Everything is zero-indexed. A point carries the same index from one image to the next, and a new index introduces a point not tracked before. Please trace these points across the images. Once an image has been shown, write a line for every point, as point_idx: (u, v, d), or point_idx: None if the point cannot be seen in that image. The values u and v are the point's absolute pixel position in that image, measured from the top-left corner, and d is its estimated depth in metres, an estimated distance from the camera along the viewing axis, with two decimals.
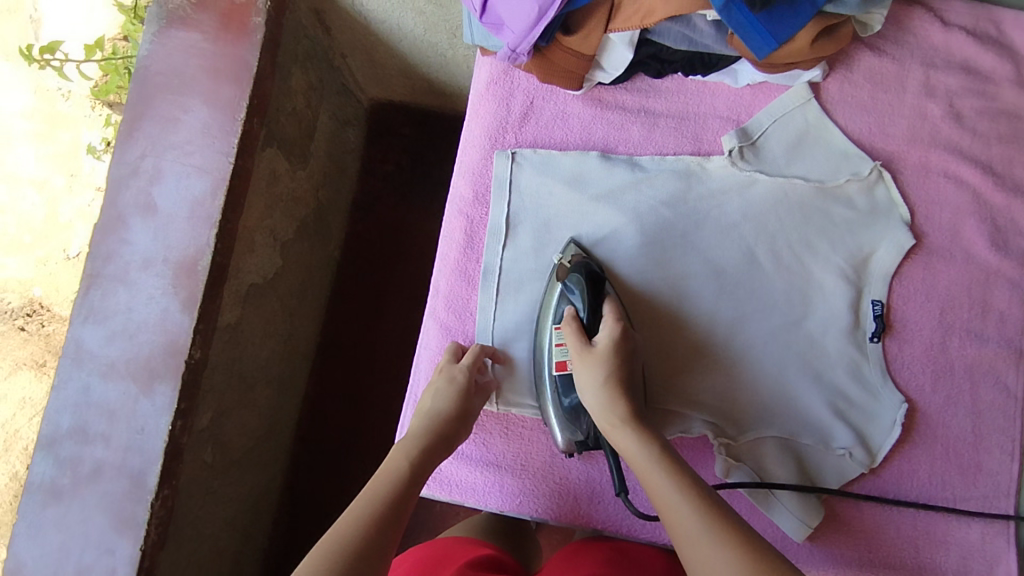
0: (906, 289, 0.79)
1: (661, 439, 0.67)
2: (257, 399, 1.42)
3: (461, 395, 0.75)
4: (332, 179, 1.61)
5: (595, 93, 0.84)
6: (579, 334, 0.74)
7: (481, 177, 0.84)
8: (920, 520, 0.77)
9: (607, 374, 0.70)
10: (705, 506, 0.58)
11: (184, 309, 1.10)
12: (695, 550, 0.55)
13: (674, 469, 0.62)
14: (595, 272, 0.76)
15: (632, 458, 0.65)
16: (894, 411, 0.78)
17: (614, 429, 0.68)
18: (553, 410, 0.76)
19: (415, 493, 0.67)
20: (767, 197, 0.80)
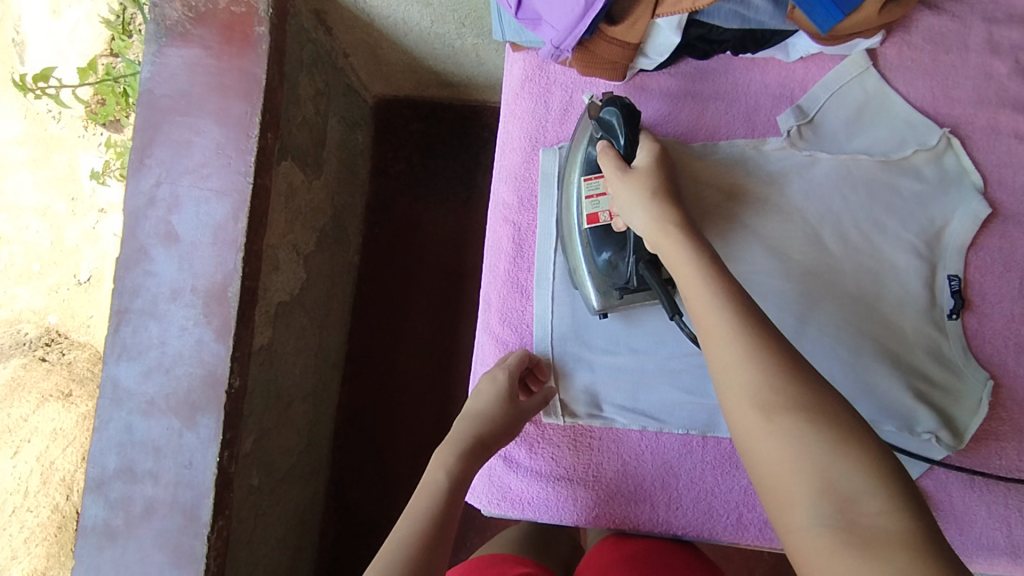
0: (983, 261, 0.75)
1: (707, 245, 0.60)
2: (294, 417, 1.40)
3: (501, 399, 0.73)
4: (346, 183, 1.57)
5: (637, 81, 0.79)
6: (617, 161, 0.68)
7: (524, 181, 0.80)
8: (1013, 499, 0.73)
9: (653, 192, 0.64)
10: (757, 328, 0.51)
11: (218, 338, 1.07)
12: (723, 361, 0.51)
13: (721, 279, 0.55)
14: (630, 107, 0.70)
15: (673, 260, 0.59)
16: (978, 390, 0.73)
17: (664, 235, 0.61)
18: (587, 270, 0.72)
19: (456, 505, 0.66)
20: (831, 176, 0.76)
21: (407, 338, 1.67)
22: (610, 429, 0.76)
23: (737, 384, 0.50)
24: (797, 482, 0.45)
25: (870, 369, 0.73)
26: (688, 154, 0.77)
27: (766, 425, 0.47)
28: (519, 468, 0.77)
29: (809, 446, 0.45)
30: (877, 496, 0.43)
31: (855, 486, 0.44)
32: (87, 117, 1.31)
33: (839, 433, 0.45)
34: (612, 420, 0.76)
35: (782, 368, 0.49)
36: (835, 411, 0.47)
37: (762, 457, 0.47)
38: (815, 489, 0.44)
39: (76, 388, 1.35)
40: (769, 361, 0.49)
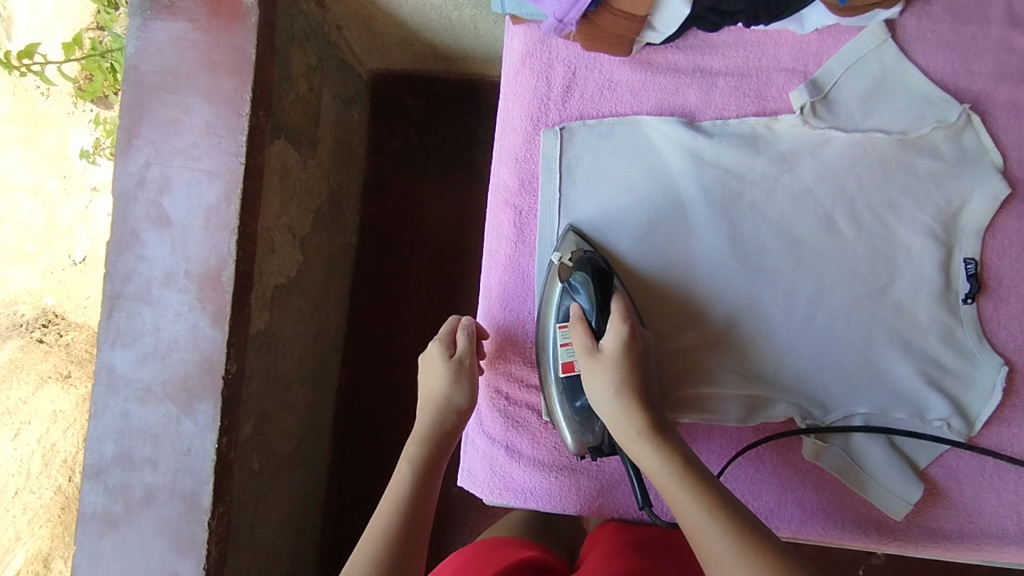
0: (1000, 243, 0.72)
1: (683, 450, 0.61)
2: (294, 400, 1.39)
3: (455, 381, 0.72)
4: (341, 162, 1.53)
5: (643, 56, 0.76)
6: (586, 337, 0.68)
7: (525, 163, 0.76)
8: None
9: (619, 380, 0.65)
10: (738, 530, 0.54)
11: (214, 323, 1.05)
12: (725, 574, 0.53)
13: (701, 489, 0.57)
14: (602, 269, 0.71)
15: (656, 476, 0.60)
16: (992, 375, 0.71)
17: (633, 445, 0.63)
18: (562, 415, 0.71)
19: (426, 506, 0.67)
20: (845, 155, 0.73)
21: (407, 320, 1.65)
22: None
23: None
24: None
25: (879, 353, 0.72)
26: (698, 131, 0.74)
27: None
28: (522, 458, 0.75)
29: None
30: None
31: None
32: (76, 93, 1.27)
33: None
34: None
35: (781, 573, 0.51)
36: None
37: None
38: None
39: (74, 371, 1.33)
40: (767, 571, 0.51)
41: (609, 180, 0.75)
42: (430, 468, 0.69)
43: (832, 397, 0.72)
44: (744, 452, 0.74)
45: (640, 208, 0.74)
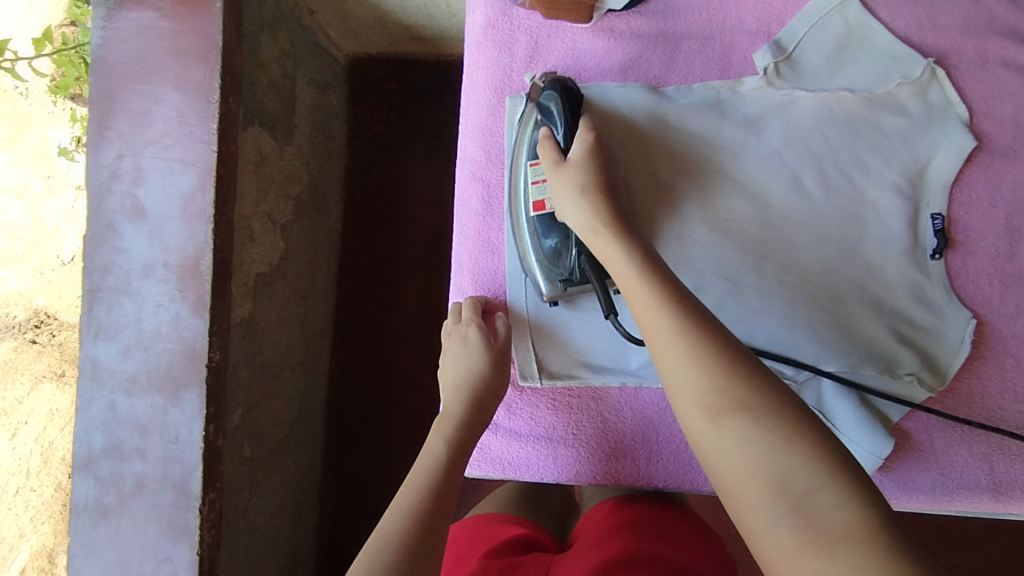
0: (968, 197, 0.72)
1: (645, 248, 0.61)
2: (283, 388, 1.40)
3: (495, 367, 0.73)
4: (321, 149, 1.52)
5: (606, 23, 0.75)
6: (553, 152, 0.69)
7: (491, 136, 0.76)
8: (994, 436, 0.72)
9: (583, 183, 0.66)
10: (690, 318, 0.53)
11: (195, 313, 1.05)
12: (667, 353, 0.53)
13: (656, 278, 0.57)
14: (572, 89, 0.70)
15: (614, 268, 0.61)
16: (961, 329, 0.72)
17: (596, 236, 0.64)
18: (535, 259, 0.72)
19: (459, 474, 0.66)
20: (811, 115, 0.73)
21: (395, 304, 1.66)
22: (589, 386, 0.76)
23: (681, 382, 0.51)
24: (749, 493, 0.46)
25: (850, 312, 0.72)
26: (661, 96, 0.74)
27: (715, 428, 0.48)
28: (498, 430, 0.77)
29: (756, 441, 0.46)
30: (827, 489, 0.43)
31: (807, 482, 0.44)
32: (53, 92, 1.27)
33: (784, 432, 0.46)
34: (591, 377, 0.75)
35: (727, 363, 0.50)
36: (780, 407, 0.47)
37: (715, 457, 0.48)
38: (766, 489, 0.45)
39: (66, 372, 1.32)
40: (710, 356, 0.50)
41: None
42: (463, 444, 0.69)
43: (804, 357, 0.72)
44: None
45: None
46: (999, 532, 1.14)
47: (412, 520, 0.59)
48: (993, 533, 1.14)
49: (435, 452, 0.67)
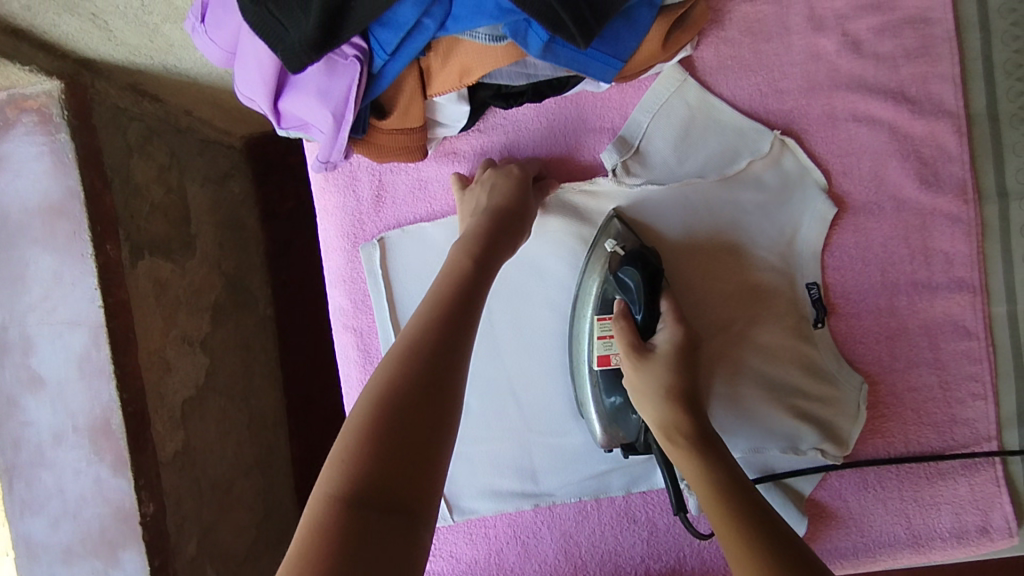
0: (840, 260, 0.71)
1: (727, 460, 0.59)
2: (243, 498, 1.35)
3: (528, 208, 0.66)
4: (232, 243, 1.43)
5: (446, 146, 0.72)
6: (631, 336, 0.65)
7: (354, 283, 0.73)
8: (906, 489, 0.72)
9: (665, 386, 0.63)
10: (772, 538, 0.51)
11: (116, 472, 1.02)
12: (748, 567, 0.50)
13: (735, 493, 0.55)
14: (654, 266, 0.66)
15: (693, 478, 0.58)
16: (855, 396, 0.71)
17: (673, 442, 0.61)
18: (594, 408, 0.70)
19: (482, 290, 0.59)
20: (670, 207, 0.70)
21: None
22: (503, 514, 0.74)
23: None
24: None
25: (743, 397, 0.71)
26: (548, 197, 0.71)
27: None
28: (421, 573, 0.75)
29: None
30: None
31: None
32: None
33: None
34: (501, 505, 0.74)
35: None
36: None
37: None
38: None
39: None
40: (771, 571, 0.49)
41: None
42: (477, 268, 0.60)
43: None
44: (635, 517, 0.74)
45: None
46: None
47: (423, 354, 0.51)
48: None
49: (446, 282, 0.58)
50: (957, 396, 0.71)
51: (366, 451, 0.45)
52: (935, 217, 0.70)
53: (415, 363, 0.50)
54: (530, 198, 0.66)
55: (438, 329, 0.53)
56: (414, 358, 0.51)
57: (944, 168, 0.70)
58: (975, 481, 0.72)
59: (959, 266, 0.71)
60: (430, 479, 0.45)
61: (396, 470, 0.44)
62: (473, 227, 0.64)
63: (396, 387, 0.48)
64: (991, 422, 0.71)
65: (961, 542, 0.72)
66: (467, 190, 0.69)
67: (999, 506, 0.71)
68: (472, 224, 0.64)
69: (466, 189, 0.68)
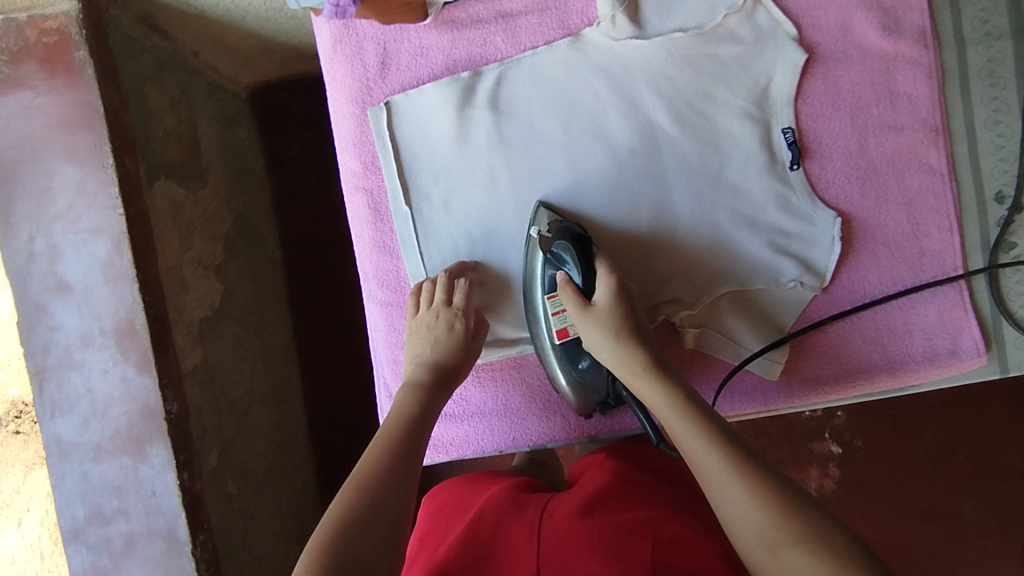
0: (812, 107, 0.77)
1: (682, 385, 0.64)
2: (258, 421, 1.40)
3: (466, 361, 0.74)
4: (239, 183, 1.49)
5: (445, 16, 0.77)
6: (577, 297, 0.71)
7: (364, 146, 0.79)
8: (881, 318, 0.78)
9: (613, 328, 0.69)
10: (737, 461, 0.56)
11: (141, 371, 1.02)
12: (721, 490, 0.56)
13: (700, 418, 0.60)
14: (579, 232, 0.73)
15: (658, 407, 0.64)
16: (830, 229, 0.77)
17: (636, 378, 0.66)
18: (561, 376, 0.76)
19: (424, 436, 0.67)
20: (652, 58, 0.77)
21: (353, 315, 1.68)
22: (508, 358, 0.81)
23: (744, 523, 0.54)
24: None
25: (729, 235, 0.78)
26: (500, 291, 0.80)
27: (775, 560, 0.52)
28: None
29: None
30: None
31: None
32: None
33: (842, 561, 0.49)
34: (506, 347, 0.80)
35: (776, 505, 0.53)
36: (828, 533, 0.51)
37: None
38: None
39: (22, 483, 1.11)
40: (767, 503, 0.53)
41: (443, 141, 0.78)
42: (422, 411, 0.69)
43: (695, 285, 0.79)
44: None
45: (475, 169, 0.78)
46: (954, 398, 1.18)
47: (371, 486, 0.58)
48: (950, 400, 1.18)
49: (394, 426, 0.67)
50: (924, 230, 0.77)
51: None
52: (898, 62, 0.76)
53: (369, 490, 0.58)
54: (471, 353, 0.75)
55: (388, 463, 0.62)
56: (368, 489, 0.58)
57: (905, 17, 0.76)
58: (944, 306, 0.77)
59: (922, 108, 0.77)
60: None
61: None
62: (416, 378, 0.72)
63: (351, 517, 0.55)
64: (956, 252, 0.77)
65: (934, 364, 0.78)
66: (418, 321, 0.75)
67: (966, 329, 0.77)
68: (416, 373, 0.73)
69: (416, 314, 0.76)
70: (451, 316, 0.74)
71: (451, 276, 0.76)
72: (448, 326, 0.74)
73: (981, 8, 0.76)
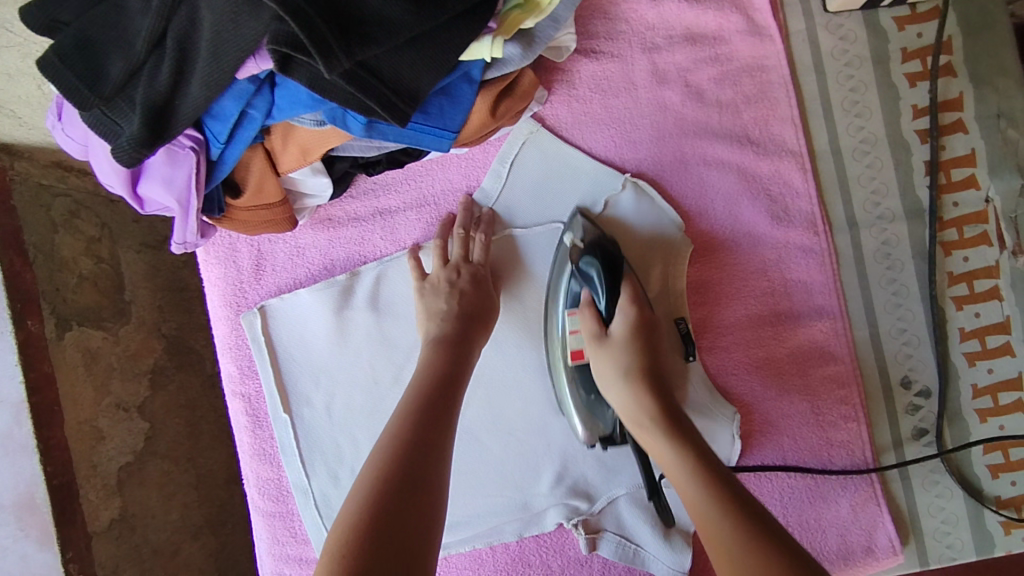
0: (704, 296, 0.74)
1: (697, 439, 0.57)
2: (236, 560, 1.05)
3: (492, 310, 0.70)
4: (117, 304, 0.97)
5: (321, 215, 0.75)
6: (596, 327, 0.66)
7: (240, 351, 0.75)
8: (790, 514, 0.74)
9: (624, 367, 0.63)
10: (732, 512, 0.50)
11: (43, 547, 0.80)
12: (709, 543, 0.50)
13: (704, 471, 0.54)
14: (613, 256, 0.67)
15: (665, 463, 0.58)
16: (728, 425, 0.73)
17: (646, 435, 0.60)
18: (572, 401, 0.69)
19: (455, 398, 0.61)
20: (534, 251, 0.74)
21: None
22: None
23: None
24: None
25: None
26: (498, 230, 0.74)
27: None
28: None
29: None
30: None
31: None
32: None
33: None
34: None
35: (764, 558, 0.45)
36: None
37: None
38: None
39: None
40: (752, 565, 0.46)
41: (323, 344, 0.75)
42: (453, 370, 0.63)
43: (594, 485, 0.75)
44: (528, 561, 0.75)
45: (357, 371, 0.75)
46: None
47: (405, 450, 0.54)
48: None
49: (422, 388, 0.61)
50: (829, 419, 0.74)
51: (364, 530, 0.47)
52: (789, 250, 0.74)
53: (404, 448, 0.54)
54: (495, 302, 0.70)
55: (414, 424, 0.56)
56: (400, 449, 0.54)
57: (793, 203, 0.74)
58: (857, 500, 0.74)
59: (818, 294, 0.74)
60: (427, 549, 0.48)
61: (392, 557, 0.46)
62: (442, 333, 0.66)
63: (380, 476, 0.51)
64: (865, 443, 0.74)
65: (848, 563, 0.73)
66: (427, 283, 0.71)
67: (882, 525, 0.73)
68: (444, 329, 0.66)
69: (426, 281, 0.71)
70: (473, 269, 0.70)
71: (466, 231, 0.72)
72: (473, 281, 0.69)
73: (872, 190, 0.75)
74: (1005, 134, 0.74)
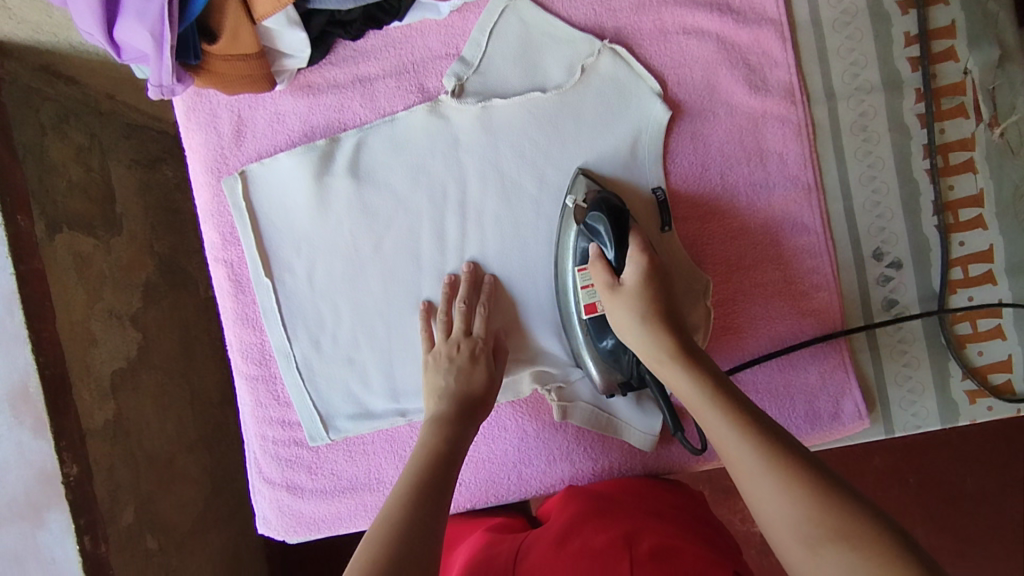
0: (681, 166, 0.75)
1: (716, 372, 0.59)
2: None
3: (491, 391, 0.71)
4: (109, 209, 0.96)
5: (300, 81, 0.75)
6: (608, 276, 0.66)
7: (222, 217, 0.76)
8: (761, 381, 0.76)
9: (640, 308, 0.64)
10: (761, 438, 0.52)
11: (37, 435, 0.78)
12: (746, 480, 0.51)
13: (727, 405, 0.55)
14: (616, 205, 0.67)
15: (688, 398, 0.59)
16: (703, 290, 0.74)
17: (671, 369, 0.61)
18: (587, 353, 0.72)
19: (456, 475, 0.63)
20: (512, 119, 0.74)
21: None
22: (380, 431, 0.78)
23: (771, 513, 0.49)
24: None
25: None
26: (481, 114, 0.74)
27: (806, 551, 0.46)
28: (304, 492, 0.78)
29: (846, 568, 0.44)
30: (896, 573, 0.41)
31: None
32: None
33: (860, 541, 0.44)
34: (370, 422, 0.77)
35: (801, 483, 0.48)
36: (850, 509, 0.46)
37: None
38: None
39: None
40: (793, 491, 0.48)
41: (303, 210, 0.76)
42: (449, 450, 0.64)
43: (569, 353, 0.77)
44: (505, 425, 0.78)
45: (337, 237, 0.76)
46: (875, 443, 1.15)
47: (409, 519, 0.54)
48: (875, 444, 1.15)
49: (423, 464, 0.62)
50: (801, 288, 0.75)
51: None
52: (766, 119, 0.74)
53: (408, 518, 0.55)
54: (496, 381, 0.71)
55: (420, 497, 0.57)
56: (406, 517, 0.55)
57: (772, 74, 0.74)
58: (825, 368, 0.75)
59: (793, 165, 0.74)
60: None
61: None
62: (441, 413, 0.68)
63: (385, 539, 0.52)
64: (835, 312, 0.75)
65: (815, 426, 0.76)
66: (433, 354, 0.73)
67: (850, 392, 0.75)
68: (441, 408, 0.68)
69: (432, 352, 0.73)
70: (474, 342, 0.72)
71: (469, 302, 0.73)
72: (471, 355, 0.71)
73: (851, 61, 0.75)
74: (986, 6, 0.73)
